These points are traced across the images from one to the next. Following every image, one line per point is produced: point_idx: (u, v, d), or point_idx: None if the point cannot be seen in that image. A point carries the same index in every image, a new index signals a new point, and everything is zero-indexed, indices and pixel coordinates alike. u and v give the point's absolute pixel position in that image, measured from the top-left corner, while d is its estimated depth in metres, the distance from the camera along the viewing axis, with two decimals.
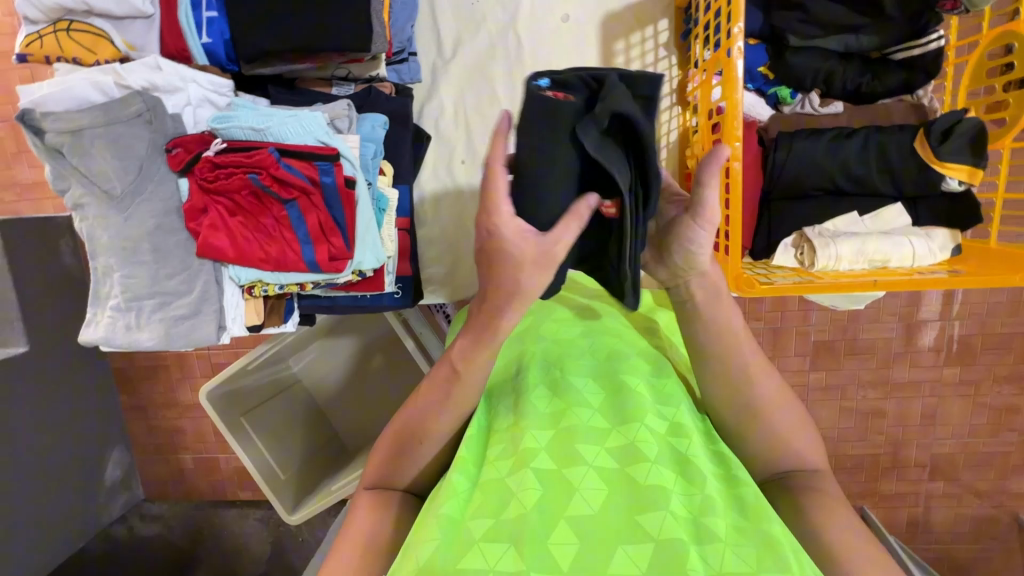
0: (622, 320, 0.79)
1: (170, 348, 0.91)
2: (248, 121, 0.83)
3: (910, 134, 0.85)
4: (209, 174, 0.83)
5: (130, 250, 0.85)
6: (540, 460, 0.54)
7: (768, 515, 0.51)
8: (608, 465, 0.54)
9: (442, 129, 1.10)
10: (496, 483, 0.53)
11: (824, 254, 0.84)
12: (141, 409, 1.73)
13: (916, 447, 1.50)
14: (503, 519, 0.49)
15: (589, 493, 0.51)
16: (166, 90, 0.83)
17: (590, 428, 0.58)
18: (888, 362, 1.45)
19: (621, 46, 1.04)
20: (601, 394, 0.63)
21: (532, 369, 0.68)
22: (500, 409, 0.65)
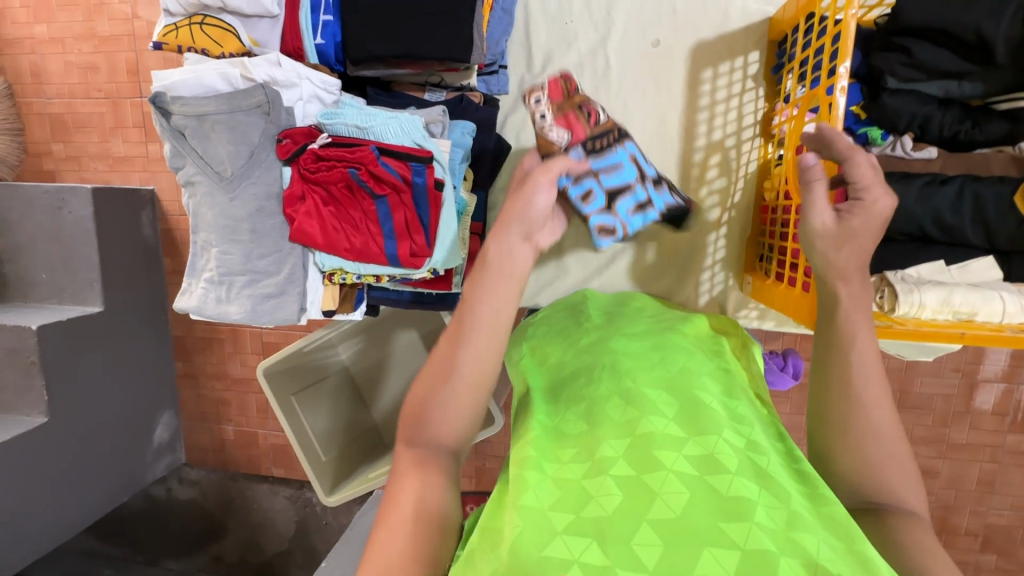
0: (689, 339, 0.82)
1: (254, 323, 0.96)
2: (353, 120, 0.89)
3: (1010, 187, 0.83)
4: (311, 166, 0.89)
5: (231, 228, 0.92)
6: (617, 467, 0.56)
7: (862, 542, 0.50)
8: (686, 471, 0.55)
9: (523, 140, 1.13)
10: (575, 486, 0.56)
11: (908, 301, 0.81)
12: (193, 377, 1.82)
13: (970, 514, 1.42)
14: (583, 516, 0.52)
15: (670, 497, 0.52)
16: (284, 85, 0.89)
17: (667, 437, 0.59)
18: (947, 421, 1.38)
19: (708, 75, 1.06)
20: (675, 406, 0.64)
21: (603, 379, 0.71)
22: (570, 415, 0.68)
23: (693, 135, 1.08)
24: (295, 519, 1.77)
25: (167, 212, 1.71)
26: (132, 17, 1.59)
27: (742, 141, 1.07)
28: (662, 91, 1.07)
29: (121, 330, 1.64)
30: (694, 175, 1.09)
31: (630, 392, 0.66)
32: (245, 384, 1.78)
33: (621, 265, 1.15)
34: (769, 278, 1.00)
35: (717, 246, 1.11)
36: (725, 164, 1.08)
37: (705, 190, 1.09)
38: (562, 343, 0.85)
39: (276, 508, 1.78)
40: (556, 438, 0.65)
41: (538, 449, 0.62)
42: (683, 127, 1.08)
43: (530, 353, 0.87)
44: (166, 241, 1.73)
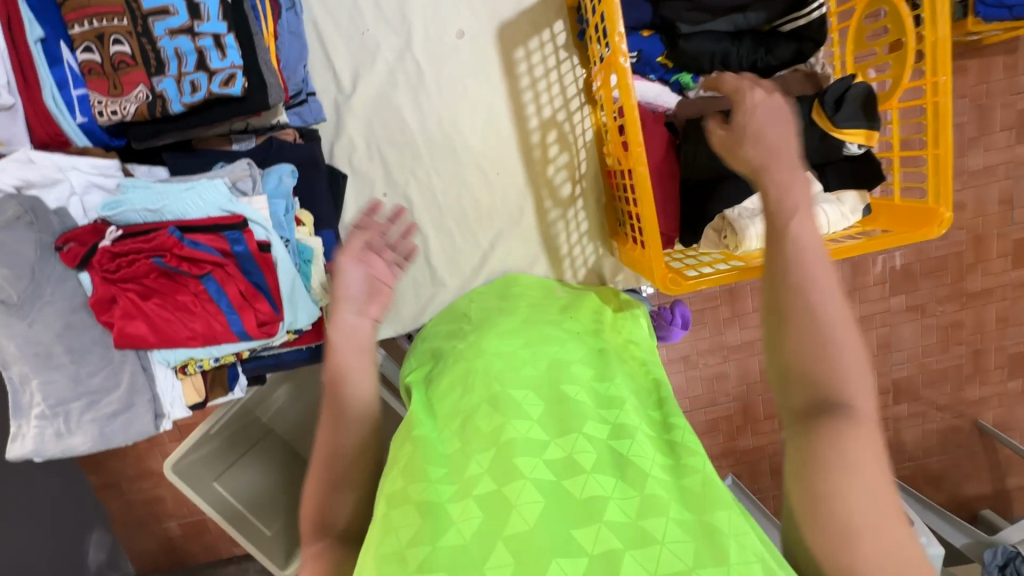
0: (563, 326, 0.82)
1: (111, 446, 0.87)
2: (141, 203, 0.78)
3: (807, 106, 0.86)
4: (109, 266, 0.78)
5: (44, 355, 0.80)
6: (481, 486, 0.54)
7: (715, 507, 0.52)
8: (545, 478, 0.54)
9: (356, 164, 1.06)
10: (436, 508, 0.53)
11: (745, 237, 0.85)
12: (113, 485, 1.66)
13: (878, 376, 1.58)
14: (440, 546, 0.49)
15: (526, 509, 0.51)
16: (45, 184, 0.76)
17: (527, 439, 0.58)
18: None
19: (520, 54, 1.03)
20: (541, 405, 0.63)
21: (475, 386, 0.67)
22: (443, 429, 0.65)
23: (523, 116, 1.06)
24: None
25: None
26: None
27: (572, 113, 1.06)
28: (479, 81, 1.04)
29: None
30: (536, 156, 1.08)
31: (497, 398, 0.64)
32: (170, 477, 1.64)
33: (495, 262, 1.12)
34: (630, 242, 1.01)
35: (580, 220, 1.11)
36: (563, 138, 1.07)
37: (552, 168, 1.08)
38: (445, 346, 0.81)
39: None
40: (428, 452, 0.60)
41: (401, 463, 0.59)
42: (512, 113, 1.06)
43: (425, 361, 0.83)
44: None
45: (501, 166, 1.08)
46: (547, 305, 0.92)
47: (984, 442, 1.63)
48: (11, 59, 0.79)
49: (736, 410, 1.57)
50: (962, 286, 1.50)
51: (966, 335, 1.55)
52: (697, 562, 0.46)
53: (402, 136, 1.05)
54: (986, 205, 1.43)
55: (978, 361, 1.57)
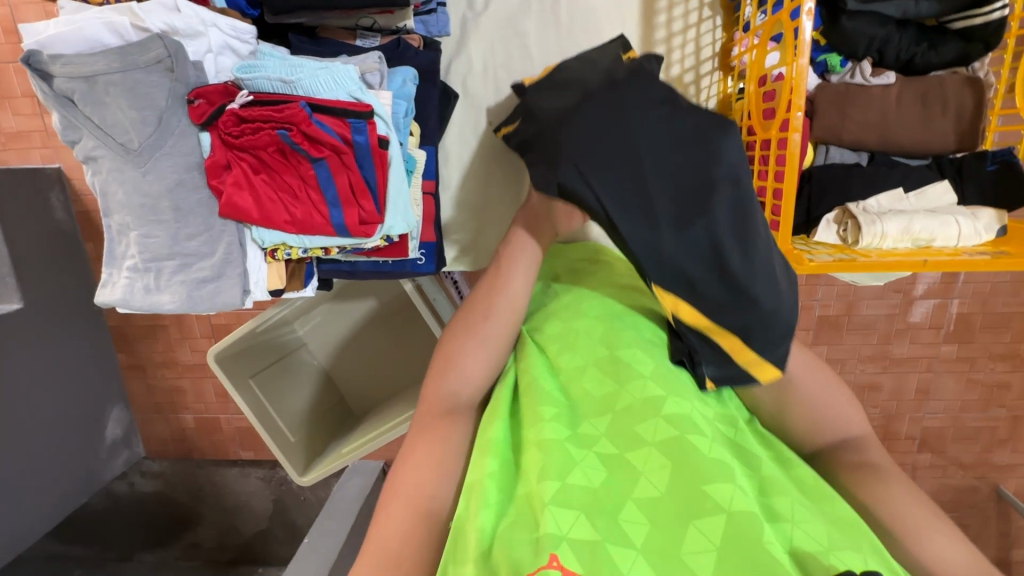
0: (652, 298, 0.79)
1: (192, 311, 0.87)
2: (277, 72, 0.77)
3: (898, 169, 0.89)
4: (233, 129, 0.77)
5: (149, 208, 0.81)
6: (600, 444, 0.56)
7: (830, 500, 0.55)
8: (668, 441, 0.55)
9: (470, 86, 1.04)
10: (560, 450, 0.54)
11: (870, 232, 0.82)
12: (139, 367, 1.66)
13: (908, 420, 1.53)
14: (568, 486, 0.51)
15: (654, 473, 0.52)
16: (188, 35, 0.75)
17: (646, 403, 0.58)
18: (889, 338, 1.46)
19: (663, 4, 0.99)
20: (654, 369, 0.63)
21: (582, 344, 0.66)
22: (539, 370, 0.65)
23: None
24: (273, 497, 1.65)
25: (81, 192, 1.47)
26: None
27: (701, 77, 1.02)
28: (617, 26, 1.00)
29: (46, 324, 1.47)
30: None
31: (608, 360, 0.63)
32: (198, 370, 1.63)
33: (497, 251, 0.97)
34: None
35: None
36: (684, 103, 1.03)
37: None
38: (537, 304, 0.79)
39: (251, 490, 1.66)
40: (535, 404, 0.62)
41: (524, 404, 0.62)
42: None
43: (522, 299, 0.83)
44: (86, 226, 1.52)
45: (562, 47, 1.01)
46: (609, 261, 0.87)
47: (999, 508, 1.58)
48: None
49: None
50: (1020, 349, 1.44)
51: (1009, 398, 1.49)
52: (830, 541, 0.49)
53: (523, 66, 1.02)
54: None
55: (1014, 427, 1.52)
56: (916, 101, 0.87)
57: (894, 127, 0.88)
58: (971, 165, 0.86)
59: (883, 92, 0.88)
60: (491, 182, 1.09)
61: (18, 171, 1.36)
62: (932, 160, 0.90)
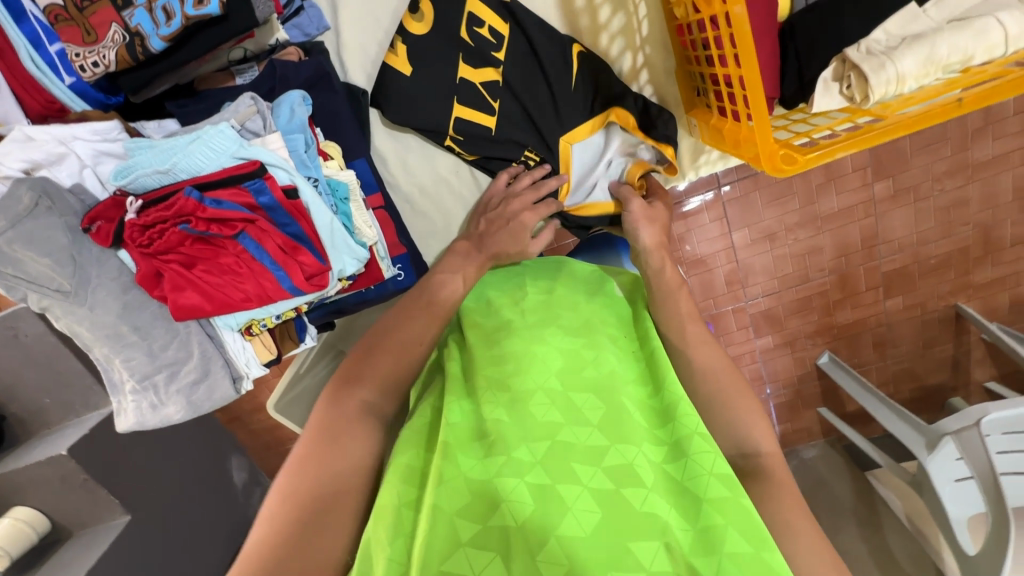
0: (589, 305, 0.75)
1: (200, 413, 0.88)
2: (151, 164, 0.70)
3: None
4: (142, 239, 0.72)
5: (113, 336, 0.79)
6: (532, 474, 0.54)
7: (768, 546, 0.50)
8: (601, 484, 0.54)
9: (371, 51, 0.90)
10: (487, 487, 0.54)
11: (881, 80, 0.64)
12: None
13: (1012, 224, 1.26)
14: (491, 526, 0.52)
15: (582, 513, 0.51)
16: (52, 162, 0.72)
17: (589, 447, 0.57)
18: (965, 143, 1.18)
19: None
20: (601, 408, 0.60)
21: (530, 367, 0.64)
22: (483, 395, 0.63)
23: None
24: None
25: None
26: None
27: None
28: None
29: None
30: (585, 25, 0.87)
31: (557, 391, 0.61)
32: None
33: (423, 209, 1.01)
34: (715, 114, 0.80)
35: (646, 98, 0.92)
36: None
37: (607, 38, 0.88)
38: (474, 312, 0.76)
39: None
40: (475, 429, 0.60)
41: (449, 438, 0.58)
42: None
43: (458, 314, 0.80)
44: None
45: None
46: (541, 259, 0.88)
47: None
48: None
49: (833, 282, 1.32)
50: None
51: None
52: None
53: None
54: None
55: None
56: None
57: None
58: None
59: None
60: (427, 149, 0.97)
61: None
62: None
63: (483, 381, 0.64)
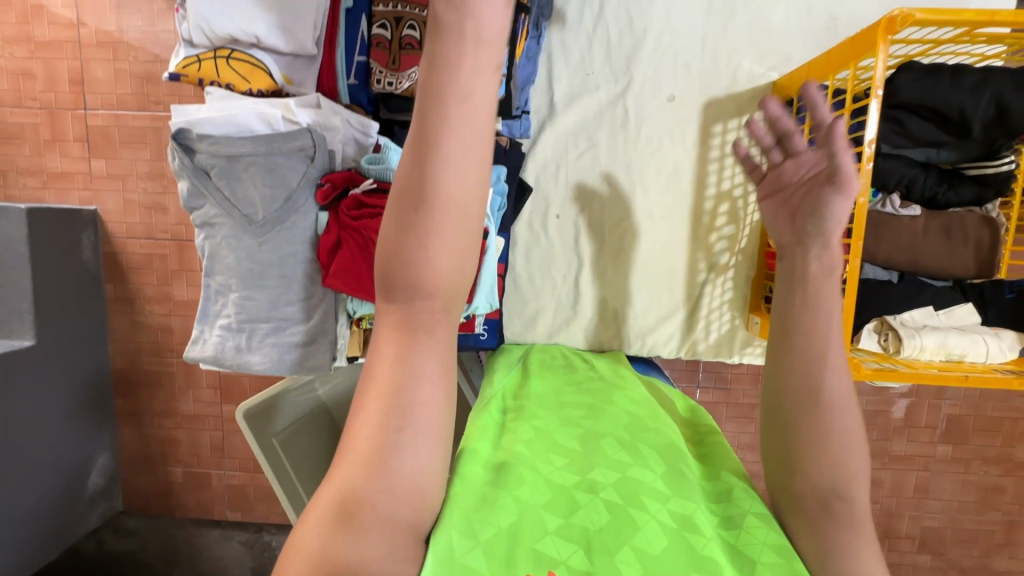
0: (649, 399, 0.90)
1: (280, 373, 0.90)
2: (399, 166, 0.86)
3: (928, 298, 0.99)
4: (353, 211, 0.85)
5: (256, 273, 0.87)
6: (607, 491, 0.65)
7: None
8: (668, 520, 0.62)
9: (548, 170, 1.15)
10: (569, 495, 0.64)
11: (911, 344, 0.92)
12: (136, 415, 1.60)
13: (908, 519, 1.56)
14: (572, 523, 0.60)
15: (650, 534, 0.60)
16: (326, 127, 0.86)
17: (653, 488, 0.66)
18: (887, 434, 1.52)
19: (718, 129, 1.13)
20: (665, 465, 0.71)
21: (603, 420, 0.78)
22: (563, 431, 0.76)
23: (703, 185, 1.14)
24: (253, 565, 1.62)
25: (111, 234, 1.49)
26: (78, 22, 1.40)
27: (749, 194, 1.14)
28: (677, 142, 1.13)
29: (54, 368, 1.44)
30: (704, 223, 1.15)
31: (625, 440, 0.74)
32: (202, 422, 1.59)
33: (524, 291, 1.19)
34: None
35: (725, 288, 1.17)
36: (733, 213, 1.15)
37: (715, 237, 1.16)
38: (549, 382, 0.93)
39: (231, 555, 1.63)
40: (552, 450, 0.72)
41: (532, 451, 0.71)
42: (694, 180, 1.14)
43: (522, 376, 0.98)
44: (108, 267, 1.52)
45: (561, 102, 1.13)
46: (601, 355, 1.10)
47: None
48: (326, 17, 0.89)
49: None
50: (1009, 454, 1.52)
51: (1003, 502, 1.55)
52: None
53: (592, 139, 1.14)
54: None
55: (1010, 533, 1.57)
56: (941, 232, 1.02)
57: (921, 252, 1.01)
58: (991, 292, 0.99)
59: (911, 222, 1.02)
60: (557, 236, 1.17)
61: (56, 213, 1.40)
62: (953, 282, 1.04)
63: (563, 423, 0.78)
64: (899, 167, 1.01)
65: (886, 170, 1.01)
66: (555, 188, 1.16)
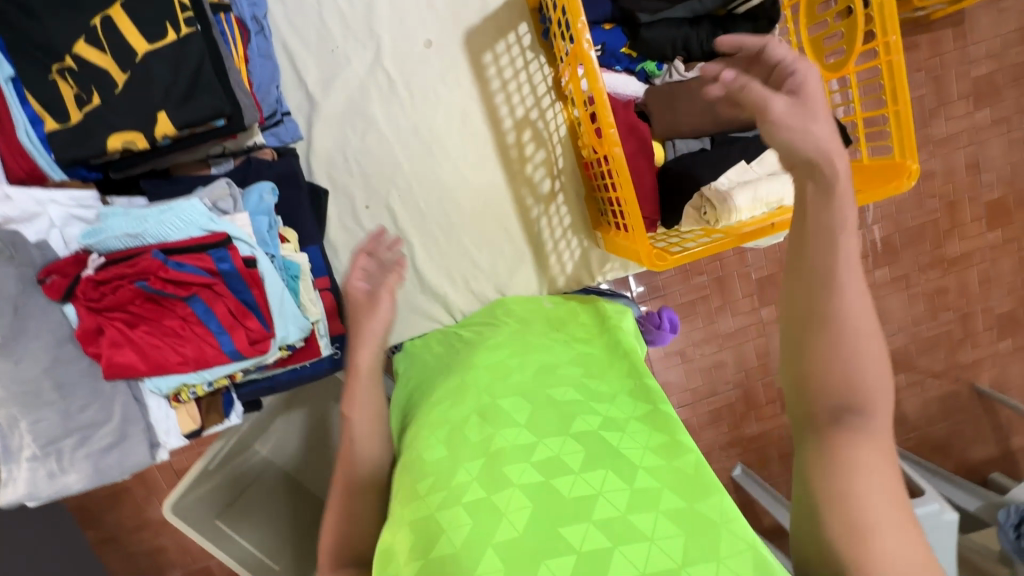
0: (540, 333, 0.81)
1: (104, 482, 0.84)
2: (121, 228, 0.79)
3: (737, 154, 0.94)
4: (93, 294, 0.78)
5: (32, 393, 0.77)
6: (469, 492, 0.54)
7: (707, 492, 0.52)
8: (532, 481, 0.54)
9: (336, 163, 1.06)
10: (428, 523, 0.52)
11: (725, 210, 0.86)
12: (114, 538, 1.50)
13: None
14: (430, 556, 0.49)
15: (513, 517, 0.51)
16: (23, 219, 0.78)
17: (519, 448, 0.57)
18: None
19: (489, 58, 1.05)
20: (529, 408, 0.62)
21: (465, 394, 0.67)
22: (426, 429, 0.65)
23: (497, 118, 1.07)
24: None
25: None
26: None
27: (545, 110, 1.08)
28: (451, 85, 1.06)
29: None
30: (513, 156, 1.09)
31: (488, 405, 0.64)
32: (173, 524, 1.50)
33: None
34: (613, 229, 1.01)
35: (562, 215, 1.12)
36: (539, 137, 1.09)
37: (530, 167, 1.10)
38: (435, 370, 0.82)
39: None
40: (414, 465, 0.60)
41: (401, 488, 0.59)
42: (485, 117, 1.07)
43: (407, 372, 0.88)
44: None
45: (320, 87, 1.03)
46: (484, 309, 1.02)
47: (982, 404, 1.62)
48: None
49: (737, 397, 1.50)
50: (943, 253, 1.51)
51: (950, 301, 1.55)
52: (684, 558, 0.46)
53: (364, 113, 1.05)
54: (954, 172, 1.46)
55: (968, 326, 1.57)
56: None
57: (720, 110, 0.96)
58: None
59: (699, 81, 0.96)
60: (375, 226, 1.10)
61: None
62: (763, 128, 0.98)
63: (423, 417, 0.67)
64: (668, 32, 0.93)
65: (656, 40, 0.94)
66: (353, 180, 1.08)
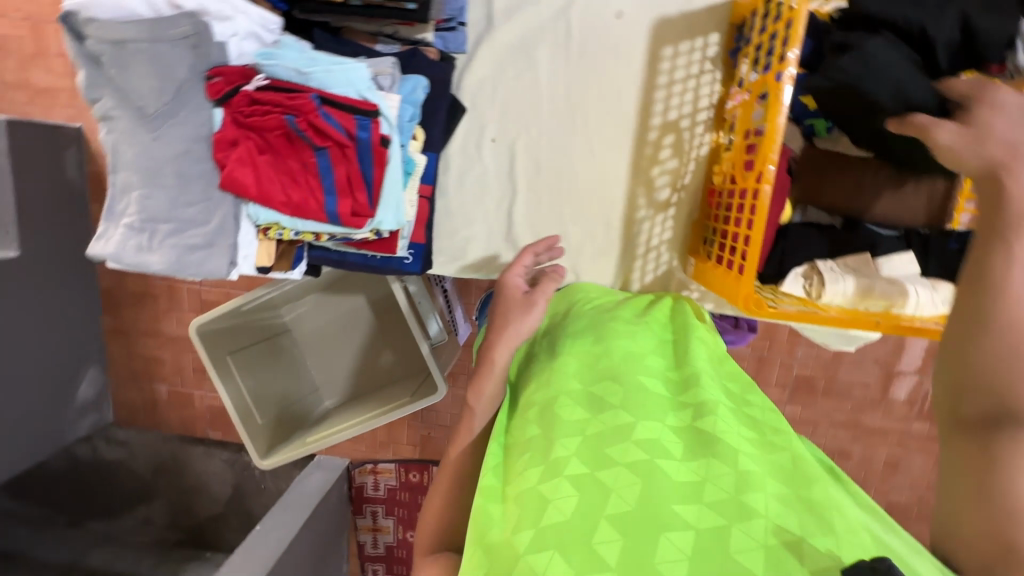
0: (619, 315, 0.79)
1: (179, 274, 0.90)
2: (294, 62, 0.84)
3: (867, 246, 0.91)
4: (245, 109, 0.84)
5: (154, 170, 0.85)
6: (570, 467, 0.55)
7: (819, 487, 0.53)
8: (638, 458, 0.54)
9: (483, 90, 1.08)
10: (535, 493, 0.54)
11: (833, 289, 0.87)
12: (127, 332, 1.60)
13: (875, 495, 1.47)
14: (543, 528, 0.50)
15: (624, 491, 0.51)
16: (217, 17, 0.82)
17: (618, 429, 0.57)
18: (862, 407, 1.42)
19: (669, 52, 1.04)
20: (620, 391, 0.62)
21: (551, 381, 0.66)
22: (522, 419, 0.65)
23: (649, 112, 1.07)
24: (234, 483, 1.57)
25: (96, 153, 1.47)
26: None
27: (695, 125, 1.07)
28: (623, 63, 1.05)
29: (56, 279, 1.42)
30: (647, 153, 1.09)
31: (581, 391, 0.64)
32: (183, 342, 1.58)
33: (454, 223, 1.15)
34: (711, 262, 1.00)
35: (664, 228, 1.12)
36: (678, 146, 1.08)
37: (657, 170, 1.09)
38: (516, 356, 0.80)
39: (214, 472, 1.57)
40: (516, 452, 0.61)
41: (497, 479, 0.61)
42: (639, 106, 1.07)
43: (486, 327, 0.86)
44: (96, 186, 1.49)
45: (502, 15, 1.05)
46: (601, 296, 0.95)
47: None
48: None
49: None
50: None
51: None
52: (803, 530, 0.47)
53: (530, 55, 1.06)
54: None
55: None
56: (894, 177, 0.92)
57: (868, 197, 0.93)
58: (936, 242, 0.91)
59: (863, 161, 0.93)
60: (492, 161, 1.12)
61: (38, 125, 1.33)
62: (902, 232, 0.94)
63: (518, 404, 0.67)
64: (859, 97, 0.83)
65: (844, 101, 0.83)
66: (491, 112, 1.09)
